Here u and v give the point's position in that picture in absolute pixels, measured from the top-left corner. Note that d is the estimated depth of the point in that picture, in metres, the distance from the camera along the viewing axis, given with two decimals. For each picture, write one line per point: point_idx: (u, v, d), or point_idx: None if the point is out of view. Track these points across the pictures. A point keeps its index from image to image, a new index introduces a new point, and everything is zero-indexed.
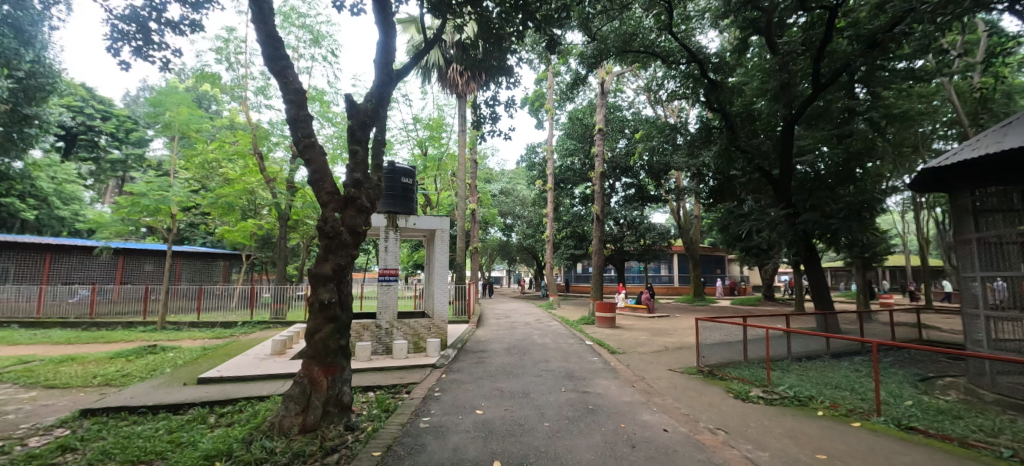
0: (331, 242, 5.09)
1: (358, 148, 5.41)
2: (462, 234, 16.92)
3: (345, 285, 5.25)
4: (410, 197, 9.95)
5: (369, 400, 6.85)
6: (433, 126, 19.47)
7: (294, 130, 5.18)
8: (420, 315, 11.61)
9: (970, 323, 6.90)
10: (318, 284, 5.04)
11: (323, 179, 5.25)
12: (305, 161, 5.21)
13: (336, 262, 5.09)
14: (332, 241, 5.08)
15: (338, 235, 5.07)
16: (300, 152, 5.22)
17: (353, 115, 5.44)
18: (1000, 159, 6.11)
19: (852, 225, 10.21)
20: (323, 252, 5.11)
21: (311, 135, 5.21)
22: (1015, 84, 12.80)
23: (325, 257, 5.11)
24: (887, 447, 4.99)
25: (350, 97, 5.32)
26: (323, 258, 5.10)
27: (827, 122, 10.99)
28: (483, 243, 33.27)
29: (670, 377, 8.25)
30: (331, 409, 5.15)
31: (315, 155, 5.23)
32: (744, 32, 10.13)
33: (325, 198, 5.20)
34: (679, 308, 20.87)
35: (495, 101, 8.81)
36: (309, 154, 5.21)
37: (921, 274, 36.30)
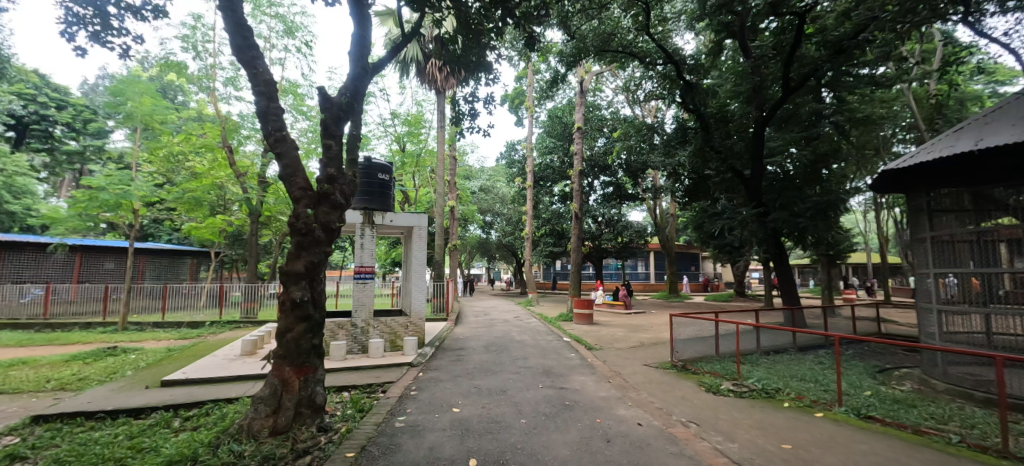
0: (303, 239, 4.96)
1: (332, 142, 5.28)
2: (441, 231, 16.78)
3: (318, 284, 5.14)
4: (387, 194, 9.80)
5: (343, 400, 6.72)
6: (411, 121, 19.24)
7: (264, 123, 5.02)
8: (397, 313, 11.46)
9: (924, 316, 7.27)
10: (290, 282, 4.91)
11: (295, 174, 5.09)
12: (276, 155, 5.06)
13: (309, 260, 4.97)
14: (305, 238, 4.96)
15: (311, 232, 4.95)
16: (271, 146, 5.06)
17: (327, 108, 5.31)
18: (952, 162, 6.47)
19: (820, 224, 10.55)
20: (294, 249, 4.97)
21: (282, 129, 5.06)
22: (968, 92, 13.55)
23: (297, 254, 4.97)
24: (847, 436, 5.24)
25: (323, 89, 5.20)
26: (295, 256, 4.96)
27: (796, 124, 11.33)
28: (462, 240, 33.17)
29: (645, 372, 8.40)
30: (303, 410, 5.05)
31: (286, 149, 5.09)
32: (717, 35, 10.39)
33: (297, 194, 5.06)
34: (655, 304, 21.31)
35: (474, 97, 8.79)
36: (281, 148, 5.07)
37: (882, 272, 37.98)
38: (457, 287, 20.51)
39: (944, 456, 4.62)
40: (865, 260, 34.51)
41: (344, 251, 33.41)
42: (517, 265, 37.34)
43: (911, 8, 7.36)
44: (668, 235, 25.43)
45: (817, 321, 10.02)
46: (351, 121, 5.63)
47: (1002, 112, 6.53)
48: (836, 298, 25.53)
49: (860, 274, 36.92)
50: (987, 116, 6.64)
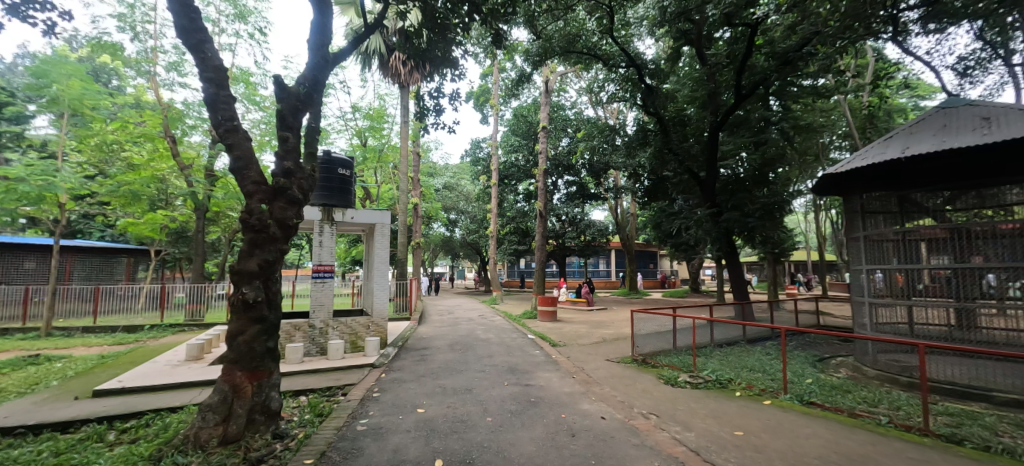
0: (257, 236, 4.70)
1: (289, 134, 5.02)
2: (404, 229, 16.45)
3: (273, 283, 4.89)
4: (347, 189, 9.58)
5: (300, 404, 6.44)
6: (373, 115, 18.72)
7: (213, 113, 4.70)
8: (358, 313, 11.12)
9: (857, 309, 7.90)
10: (242, 282, 4.63)
11: (247, 166, 4.81)
12: (227, 147, 4.75)
13: (263, 258, 4.70)
14: (259, 235, 4.70)
15: (266, 228, 4.70)
16: (221, 136, 4.75)
17: (284, 99, 5.05)
18: (883, 168, 7.09)
19: (767, 224, 11.25)
20: (246, 246, 4.69)
21: (234, 119, 4.76)
22: (894, 105, 14.90)
23: (249, 252, 4.70)
24: (792, 421, 5.64)
25: (280, 78, 4.94)
26: (247, 254, 4.68)
27: (746, 130, 11.95)
28: (426, 238, 32.72)
29: (608, 367, 8.63)
30: (256, 417, 4.78)
31: (238, 140, 4.78)
32: (676, 42, 10.79)
33: (250, 188, 4.78)
34: (616, 301, 21.92)
35: (440, 93, 8.68)
36: (231, 139, 4.75)
37: (820, 269, 41.00)
38: (420, 286, 20.16)
39: (875, 436, 5.09)
40: (806, 257, 37.17)
41: (300, 250, 31.93)
42: (481, 262, 37.23)
43: (848, 25, 8.00)
44: (628, 233, 26.22)
45: (764, 315, 10.72)
46: (310, 112, 5.39)
47: (924, 124, 7.26)
48: (781, 293, 27.30)
49: (801, 270, 39.72)
50: (910, 127, 7.36)
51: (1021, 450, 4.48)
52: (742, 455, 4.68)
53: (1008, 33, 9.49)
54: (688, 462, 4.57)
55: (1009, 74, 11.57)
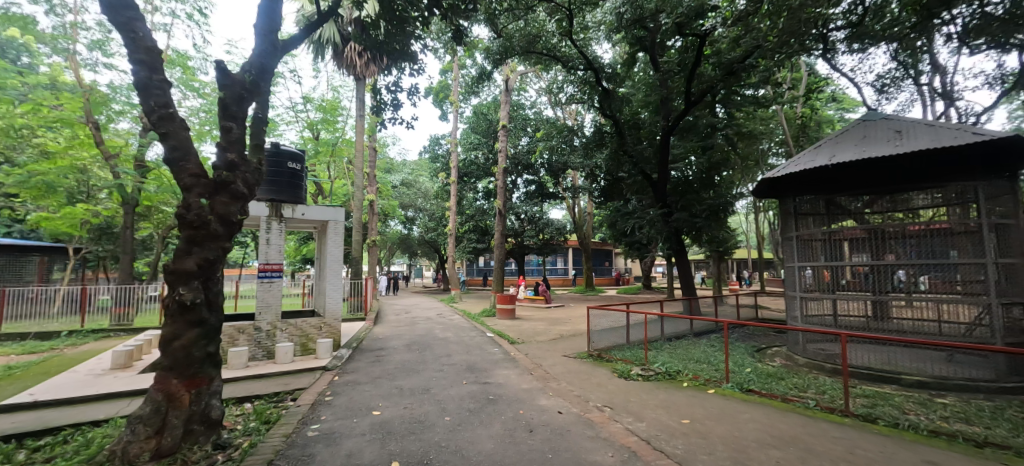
0: (195, 233, 4.35)
1: (233, 124, 4.71)
2: (359, 226, 15.93)
3: (214, 283, 4.58)
4: (297, 184, 9.12)
5: (245, 412, 6.07)
6: (326, 107, 17.96)
7: (144, 98, 4.29)
8: (309, 314, 10.64)
9: (790, 302, 8.59)
10: (177, 282, 4.29)
11: (185, 157, 4.44)
12: (160, 135, 4.35)
13: (203, 257, 4.39)
14: (198, 232, 4.35)
15: (206, 225, 4.35)
16: (154, 124, 4.34)
17: (227, 86, 4.72)
18: (814, 174, 7.73)
19: (713, 224, 11.90)
20: (183, 244, 4.35)
21: (169, 105, 4.37)
22: (823, 116, 16.29)
23: (187, 250, 4.36)
24: (733, 408, 6.06)
25: (222, 63, 4.59)
26: (184, 252, 4.35)
27: (695, 135, 12.59)
28: (382, 236, 31.84)
29: (565, 362, 8.84)
30: (195, 427, 4.45)
31: (174, 129, 4.39)
32: (632, 47, 11.20)
33: (187, 181, 4.40)
34: (573, 298, 22.39)
35: (398, 87, 8.48)
36: (167, 127, 4.35)
37: (758, 265, 44.03)
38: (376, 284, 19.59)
39: (804, 418, 5.57)
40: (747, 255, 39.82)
41: (244, 248, 29.98)
42: (439, 260, 36.77)
43: (785, 41, 8.66)
44: (586, 232, 26.86)
45: (709, 309, 11.39)
46: (256, 101, 5.07)
47: (847, 135, 8.01)
48: (725, 288, 29.04)
49: (743, 267, 42.52)
50: (836, 137, 8.09)
51: (922, 425, 5.09)
52: (688, 442, 4.97)
53: (917, 56, 10.68)
54: (640, 451, 4.78)
55: (918, 93, 13.01)
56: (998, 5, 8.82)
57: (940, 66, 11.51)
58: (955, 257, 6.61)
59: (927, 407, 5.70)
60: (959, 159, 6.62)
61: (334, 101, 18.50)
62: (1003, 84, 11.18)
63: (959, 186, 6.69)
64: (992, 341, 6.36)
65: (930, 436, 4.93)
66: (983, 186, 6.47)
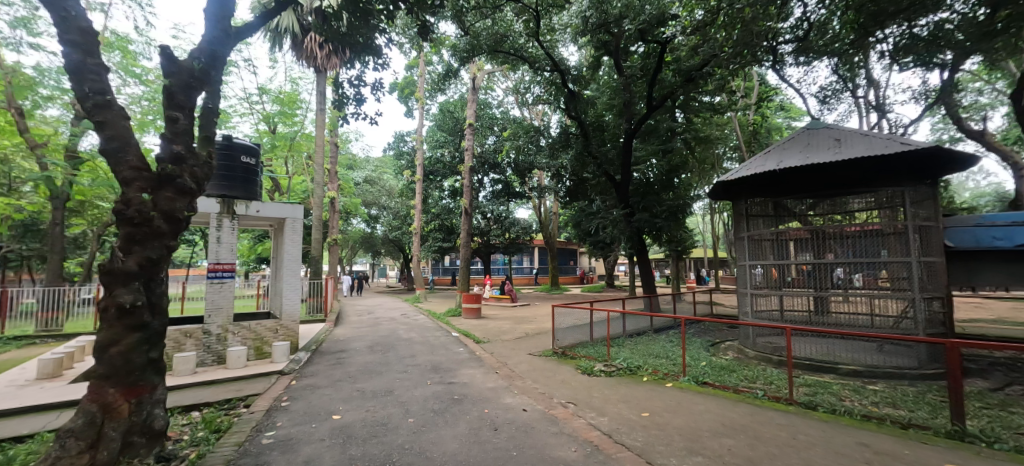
0: (136, 230, 3.99)
1: (180, 114, 4.36)
2: (319, 224, 15.34)
3: (156, 284, 4.24)
4: (251, 179, 8.81)
5: (192, 421, 5.70)
6: (284, 100, 17.17)
7: (77, 83, 3.90)
8: (264, 316, 10.16)
9: (741, 299, 9.07)
10: (115, 284, 3.92)
11: (124, 149, 4.07)
12: (95, 124, 3.96)
13: (144, 256, 4.04)
14: (138, 229, 4.00)
15: (149, 222, 4.00)
16: (88, 112, 3.95)
17: (173, 73, 4.37)
18: (764, 178, 8.23)
19: (672, 224, 12.35)
20: (121, 242, 3.97)
21: (107, 92, 4.00)
22: (773, 124, 17.31)
23: (125, 249, 3.98)
24: (689, 400, 6.35)
25: (167, 48, 4.24)
26: (122, 251, 3.96)
27: (655, 138, 13.05)
28: (344, 235, 30.85)
29: (530, 360, 8.93)
30: (135, 440, 4.07)
31: (112, 118, 4.02)
32: (597, 51, 11.45)
33: (127, 174, 4.04)
34: (539, 297, 22.57)
35: (361, 81, 8.23)
36: (102, 115, 3.98)
37: (714, 264, 46.11)
38: (338, 285, 18.97)
39: (754, 408, 5.92)
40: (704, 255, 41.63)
41: (192, 247, 28.17)
42: (403, 260, 36.09)
43: (738, 52, 9.16)
44: (551, 231, 27.15)
45: (669, 306, 11.85)
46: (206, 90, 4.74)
47: (793, 142, 8.57)
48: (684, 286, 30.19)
49: (700, 266, 44.43)
50: (784, 144, 8.64)
51: (856, 410, 5.54)
52: (647, 434, 5.15)
53: (855, 70, 11.57)
54: (601, 445, 4.91)
55: (856, 105, 14.09)
56: (923, 27, 9.70)
57: (875, 81, 12.53)
58: (885, 256, 7.24)
59: (860, 393, 6.22)
60: (889, 167, 7.27)
61: (293, 94, 17.71)
62: (927, 99, 12.33)
63: (888, 191, 7.40)
64: (915, 332, 7.03)
65: (863, 420, 5.38)
66: (908, 191, 7.20)
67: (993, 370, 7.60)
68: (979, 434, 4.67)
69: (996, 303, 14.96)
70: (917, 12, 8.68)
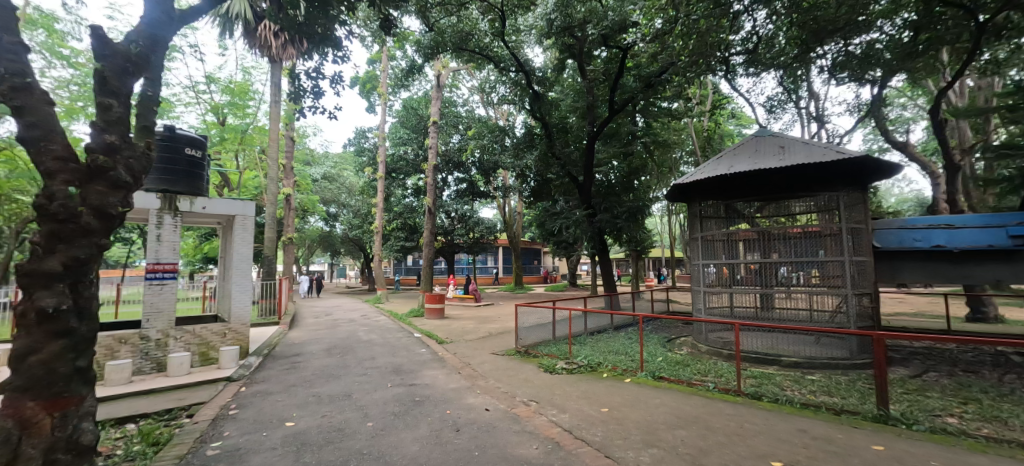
0: (59, 227, 3.41)
1: (113, 102, 3.75)
2: (273, 222, 14.61)
3: (85, 286, 3.65)
4: (196, 174, 8.26)
5: (126, 434, 5.25)
6: (235, 90, 16.23)
7: None
8: (211, 320, 9.55)
9: (696, 296, 9.50)
10: (35, 286, 3.36)
11: (48, 138, 3.48)
12: (12, 111, 3.38)
13: (69, 256, 3.45)
14: (63, 226, 3.41)
15: (76, 218, 3.43)
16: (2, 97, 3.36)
17: (106, 56, 3.77)
18: (717, 181, 8.68)
19: (632, 225, 12.73)
20: (41, 240, 3.38)
21: (28, 74, 3.43)
22: (725, 131, 18.30)
23: (46, 248, 3.41)
24: (646, 394, 6.59)
25: (98, 28, 3.66)
26: (42, 250, 3.39)
27: (618, 141, 13.43)
28: (300, 233, 29.56)
29: (493, 360, 8.94)
30: (61, 457, 3.44)
31: (32, 104, 3.44)
32: (561, 54, 11.64)
33: (49, 165, 3.44)
34: (503, 297, 22.60)
35: (319, 73, 7.89)
36: (21, 100, 3.40)
37: (672, 264, 48.02)
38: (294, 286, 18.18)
39: (705, 400, 6.24)
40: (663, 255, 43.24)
41: (130, 246, 26.06)
42: (364, 259, 35.09)
43: (694, 61, 9.65)
44: (515, 231, 27.26)
45: (628, 304, 12.23)
46: (144, 76, 4.16)
47: (743, 147, 9.09)
48: (644, 285, 31.22)
49: (658, 266, 46.19)
50: (734, 149, 9.15)
51: (796, 399, 5.98)
52: (606, 429, 5.30)
53: (799, 83, 12.45)
54: (562, 441, 5.00)
55: (799, 115, 15.14)
56: (857, 45, 10.56)
57: (815, 94, 13.54)
58: (823, 256, 7.83)
59: (800, 383, 6.71)
60: (826, 173, 7.88)
61: (245, 84, 16.78)
62: (859, 112, 13.46)
63: (825, 195, 8.01)
64: (847, 325, 7.67)
65: (801, 407, 5.81)
66: (843, 196, 7.82)
67: (912, 359, 8.41)
68: (899, 416, 5.18)
69: (915, 297, 16.59)
70: (849, 32, 9.78)
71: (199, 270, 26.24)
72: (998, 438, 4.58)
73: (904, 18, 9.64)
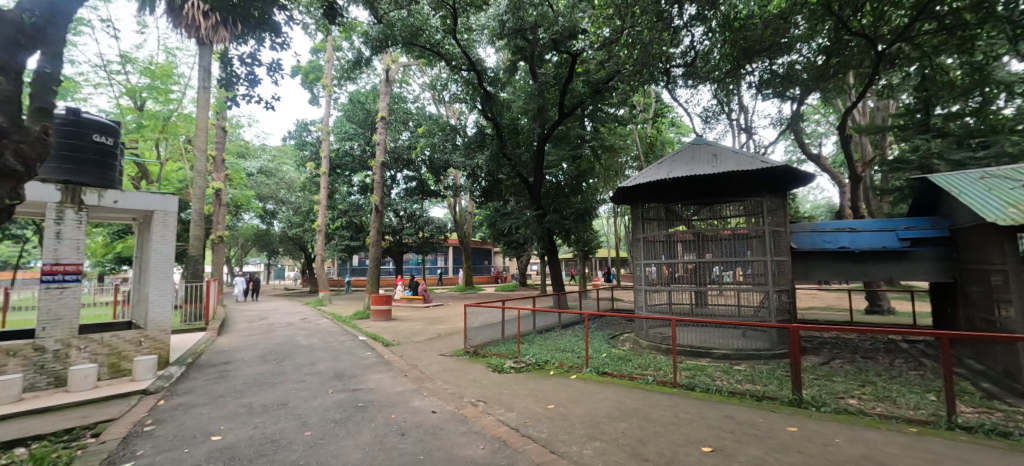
0: None
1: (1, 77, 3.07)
2: (201, 219, 13.38)
3: None
4: (106, 163, 7.36)
5: (14, 460, 4.56)
6: (157, 72, 14.70)
7: None
8: (122, 327, 8.55)
9: (637, 295, 9.96)
10: None
11: None
12: None
13: None
14: None
15: None
16: None
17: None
18: (658, 185, 9.21)
19: (580, 226, 13.07)
20: None
21: None
22: (666, 138, 19.43)
23: None
24: (591, 390, 6.82)
25: None
26: None
27: (567, 144, 13.80)
28: (232, 231, 27.40)
29: (441, 361, 8.81)
30: None
31: None
32: (514, 56, 11.76)
33: None
34: (454, 297, 22.33)
35: (255, 60, 7.34)
36: None
37: (617, 263, 50.04)
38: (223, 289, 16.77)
39: (645, 392, 6.58)
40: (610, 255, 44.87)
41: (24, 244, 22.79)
42: (305, 260, 33.21)
43: (638, 70, 10.19)
44: (466, 231, 27.03)
45: (575, 302, 12.58)
46: (42, 52, 3.48)
47: (681, 154, 9.68)
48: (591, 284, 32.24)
49: (604, 266, 48.01)
50: (674, 155, 9.71)
51: (724, 388, 6.47)
52: (552, 425, 5.42)
53: (731, 96, 13.51)
54: (509, 440, 5.04)
55: (730, 126, 16.43)
56: (780, 65, 11.59)
57: (744, 107, 14.75)
58: (750, 255, 8.56)
59: (728, 374, 7.26)
60: (753, 179, 8.63)
61: (168, 66, 15.26)
62: (781, 125, 14.84)
63: (753, 200, 8.75)
64: (769, 319, 8.43)
65: (729, 396, 6.30)
66: (767, 201, 8.58)
67: (821, 348, 9.41)
68: (811, 400, 5.78)
69: (826, 293, 18.57)
70: (774, 52, 10.81)
71: (110, 271, 23.43)
72: (887, 415, 5.26)
73: (819, 43, 10.81)
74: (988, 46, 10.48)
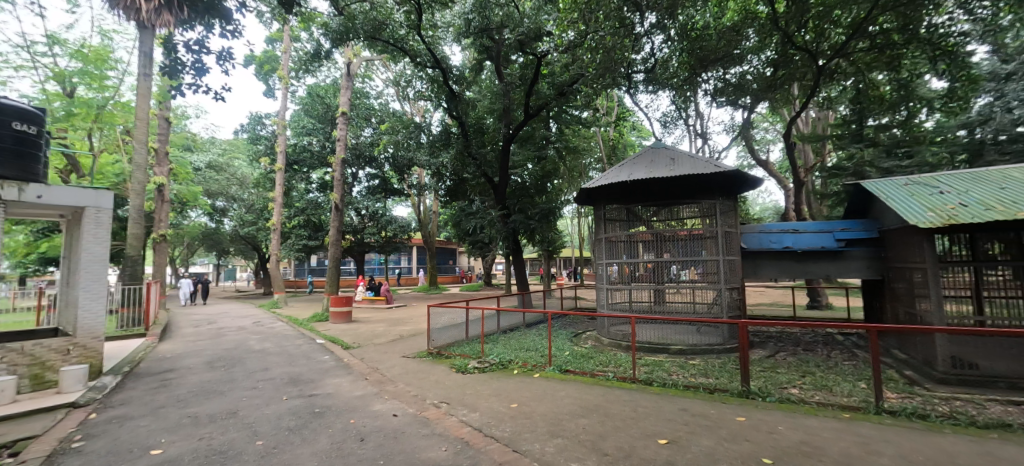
0: None
1: None
2: (140, 216, 12.37)
3: None
4: (27, 154, 6.54)
5: None
6: (90, 56, 13.47)
7: None
8: (45, 334, 7.77)
9: (599, 293, 10.23)
10: None
11: None
12: None
13: None
14: None
15: None
16: None
17: None
18: (619, 187, 9.53)
19: (544, 225, 13.21)
20: None
21: None
22: (627, 141, 20.03)
23: None
24: (554, 388, 6.90)
25: None
26: None
27: (532, 144, 13.93)
28: (176, 230, 25.59)
29: (403, 363, 8.64)
30: None
31: None
32: (479, 55, 11.72)
33: None
34: (417, 298, 21.92)
35: (203, 47, 6.88)
36: None
37: (580, 263, 51.03)
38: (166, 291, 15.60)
39: (606, 389, 6.74)
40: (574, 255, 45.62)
41: None
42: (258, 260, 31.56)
43: (600, 74, 10.51)
44: (430, 230, 26.64)
45: (540, 301, 12.72)
46: None
47: (642, 157, 9.99)
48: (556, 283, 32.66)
49: (568, 265, 48.83)
50: (635, 158, 10.02)
51: (680, 382, 6.75)
52: (515, 424, 5.45)
53: (688, 102, 14.11)
54: (472, 440, 5.02)
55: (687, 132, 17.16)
56: (733, 75, 12.26)
57: (700, 114, 15.48)
58: (704, 255, 8.95)
59: (684, 368, 7.58)
60: (706, 183, 9.04)
61: (103, 50, 14.02)
62: (734, 132, 15.67)
63: (707, 203, 9.13)
64: (721, 315, 8.88)
65: (684, 389, 6.58)
66: (719, 203, 8.98)
67: (767, 342, 10.03)
68: (757, 390, 6.14)
69: (772, 290, 19.79)
70: (726, 63, 11.44)
71: (33, 273, 21.24)
72: (825, 403, 5.67)
73: (767, 56, 11.55)
74: (912, 66, 11.50)
